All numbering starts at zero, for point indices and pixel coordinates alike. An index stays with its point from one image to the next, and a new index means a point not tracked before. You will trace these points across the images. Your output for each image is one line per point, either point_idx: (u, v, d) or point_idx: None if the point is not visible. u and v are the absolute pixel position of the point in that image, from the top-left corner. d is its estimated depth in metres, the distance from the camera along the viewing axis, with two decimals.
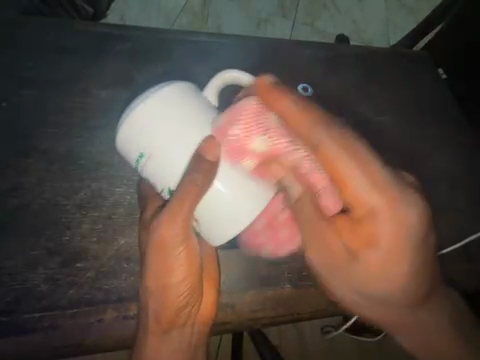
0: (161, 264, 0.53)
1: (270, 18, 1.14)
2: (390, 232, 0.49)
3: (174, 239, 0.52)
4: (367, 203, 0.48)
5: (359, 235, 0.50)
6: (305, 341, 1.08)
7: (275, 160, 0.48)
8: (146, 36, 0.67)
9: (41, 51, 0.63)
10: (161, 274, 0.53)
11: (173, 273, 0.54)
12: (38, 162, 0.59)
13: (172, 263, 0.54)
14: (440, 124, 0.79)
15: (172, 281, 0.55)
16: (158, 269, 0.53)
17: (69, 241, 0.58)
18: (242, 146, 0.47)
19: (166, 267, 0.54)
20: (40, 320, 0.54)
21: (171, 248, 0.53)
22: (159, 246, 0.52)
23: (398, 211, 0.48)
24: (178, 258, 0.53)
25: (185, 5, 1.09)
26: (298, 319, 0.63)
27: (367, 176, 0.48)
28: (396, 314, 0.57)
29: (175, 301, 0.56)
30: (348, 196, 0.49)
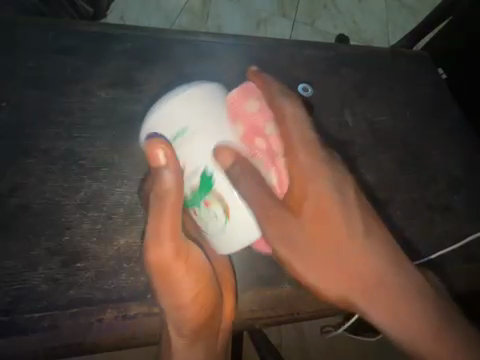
0: (169, 277, 0.51)
1: (271, 17, 1.14)
2: (320, 183, 0.50)
3: (179, 252, 0.50)
4: (303, 160, 0.49)
5: (304, 197, 0.50)
6: (304, 340, 1.08)
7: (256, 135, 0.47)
8: (146, 36, 0.67)
9: (41, 51, 0.63)
10: (172, 295, 0.52)
11: (184, 292, 0.52)
12: (38, 162, 0.59)
13: (184, 284, 0.52)
14: (440, 124, 0.79)
15: (184, 295, 0.52)
16: (170, 290, 0.51)
17: (69, 241, 0.58)
18: (236, 115, 0.47)
19: (177, 288, 0.52)
20: (40, 320, 0.55)
21: (177, 268, 0.51)
22: (162, 269, 0.50)
23: (319, 159, 0.50)
24: (186, 275, 0.51)
25: (185, 5, 1.09)
26: (297, 319, 0.63)
27: (299, 134, 0.50)
28: (374, 295, 0.52)
29: (194, 319, 0.54)
30: (291, 156, 0.49)
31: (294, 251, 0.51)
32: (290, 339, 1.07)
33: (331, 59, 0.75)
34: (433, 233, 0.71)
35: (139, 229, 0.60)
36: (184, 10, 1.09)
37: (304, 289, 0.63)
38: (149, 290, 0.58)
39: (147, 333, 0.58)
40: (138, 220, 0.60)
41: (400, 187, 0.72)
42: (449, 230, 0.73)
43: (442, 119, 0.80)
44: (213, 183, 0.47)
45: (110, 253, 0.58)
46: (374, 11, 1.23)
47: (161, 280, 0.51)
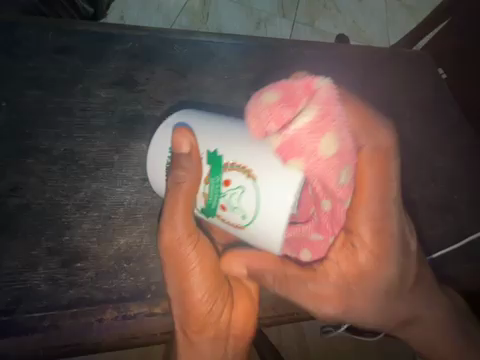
0: (177, 263, 0.53)
1: (270, 17, 1.14)
2: (372, 235, 0.53)
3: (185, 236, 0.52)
4: (367, 206, 0.51)
5: (343, 247, 0.54)
6: (305, 339, 1.08)
7: (293, 152, 0.42)
8: (146, 36, 0.67)
9: (42, 51, 0.63)
10: (179, 276, 0.54)
11: (193, 274, 0.54)
12: (38, 162, 0.59)
13: (190, 264, 0.53)
14: (440, 125, 0.80)
15: (191, 283, 0.54)
16: (176, 267, 0.53)
17: (69, 241, 0.58)
18: (276, 119, 0.45)
19: (185, 269, 0.53)
20: (41, 321, 0.55)
21: (184, 247, 0.52)
22: (172, 248, 0.52)
23: (388, 208, 0.52)
24: (196, 259, 0.53)
25: (185, 5, 1.09)
26: (299, 319, 0.63)
27: (375, 172, 0.51)
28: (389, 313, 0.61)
29: (200, 309, 0.55)
30: (362, 194, 0.51)
31: (326, 280, 0.55)
32: (290, 338, 1.07)
33: (332, 58, 0.75)
34: (431, 232, 0.73)
35: (139, 229, 0.60)
36: (183, 9, 1.09)
37: None
38: (149, 290, 0.59)
39: (147, 331, 0.59)
40: (138, 220, 0.60)
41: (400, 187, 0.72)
42: (447, 232, 0.74)
43: (441, 120, 0.80)
44: (221, 158, 0.46)
45: (110, 253, 0.58)
46: (375, 10, 1.22)
47: (169, 257, 0.53)
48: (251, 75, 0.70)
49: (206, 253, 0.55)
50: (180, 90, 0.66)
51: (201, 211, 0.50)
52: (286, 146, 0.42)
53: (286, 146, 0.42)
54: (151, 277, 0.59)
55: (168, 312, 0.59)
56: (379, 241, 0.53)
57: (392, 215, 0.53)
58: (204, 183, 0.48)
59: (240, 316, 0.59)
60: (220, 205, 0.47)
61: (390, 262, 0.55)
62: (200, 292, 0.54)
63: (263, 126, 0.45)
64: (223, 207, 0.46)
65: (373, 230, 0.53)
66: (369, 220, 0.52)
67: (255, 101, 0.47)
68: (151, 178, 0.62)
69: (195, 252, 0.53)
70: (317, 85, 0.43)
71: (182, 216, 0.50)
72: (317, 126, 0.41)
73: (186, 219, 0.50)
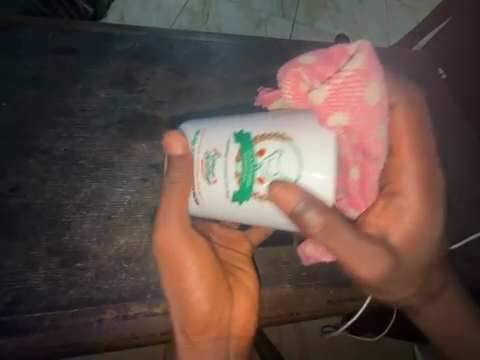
0: (173, 264, 0.51)
1: (270, 17, 1.14)
2: (416, 188, 0.53)
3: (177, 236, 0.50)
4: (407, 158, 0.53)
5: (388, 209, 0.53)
6: (304, 339, 1.08)
7: (339, 98, 0.42)
8: (146, 36, 0.67)
9: (41, 51, 0.63)
10: (175, 276, 0.51)
11: (192, 273, 0.52)
12: (38, 162, 0.59)
13: (190, 264, 0.51)
14: (441, 124, 0.79)
15: (187, 282, 0.52)
16: (176, 267, 0.51)
17: (69, 241, 0.58)
18: (317, 74, 0.45)
19: (181, 269, 0.51)
20: (41, 320, 0.55)
21: (184, 245, 0.51)
22: (167, 249, 0.51)
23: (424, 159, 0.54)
24: (195, 258, 0.52)
25: (185, 5, 1.09)
26: (297, 319, 0.63)
27: (409, 127, 0.53)
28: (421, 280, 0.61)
29: (203, 310, 0.53)
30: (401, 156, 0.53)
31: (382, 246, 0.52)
32: (290, 338, 1.07)
33: None
34: None
35: (139, 229, 0.60)
36: (183, 9, 1.09)
37: (304, 290, 0.63)
38: (149, 290, 0.58)
39: (146, 332, 0.58)
40: (138, 220, 0.60)
41: None
42: (449, 231, 0.73)
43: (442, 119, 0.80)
44: (249, 135, 0.45)
45: (110, 253, 0.58)
46: (375, 10, 1.22)
47: (165, 258, 0.51)
48: (251, 76, 0.70)
49: (203, 254, 0.53)
50: (180, 90, 0.66)
51: (233, 200, 0.46)
52: (325, 106, 0.42)
53: (325, 105, 0.42)
54: (151, 277, 0.59)
55: (168, 312, 0.58)
56: (423, 194, 0.54)
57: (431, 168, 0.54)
58: (234, 162, 0.45)
59: (242, 314, 0.57)
60: (257, 179, 0.44)
61: (432, 218, 0.55)
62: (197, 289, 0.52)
63: (303, 86, 0.45)
64: (259, 181, 0.44)
65: (418, 194, 0.53)
66: (410, 173, 0.53)
67: (296, 58, 0.47)
68: (151, 178, 0.62)
69: (190, 251, 0.51)
70: (353, 50, 0.44)
71: (179, 213, 0.50)
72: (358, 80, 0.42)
73: (182, 217, 0.50)
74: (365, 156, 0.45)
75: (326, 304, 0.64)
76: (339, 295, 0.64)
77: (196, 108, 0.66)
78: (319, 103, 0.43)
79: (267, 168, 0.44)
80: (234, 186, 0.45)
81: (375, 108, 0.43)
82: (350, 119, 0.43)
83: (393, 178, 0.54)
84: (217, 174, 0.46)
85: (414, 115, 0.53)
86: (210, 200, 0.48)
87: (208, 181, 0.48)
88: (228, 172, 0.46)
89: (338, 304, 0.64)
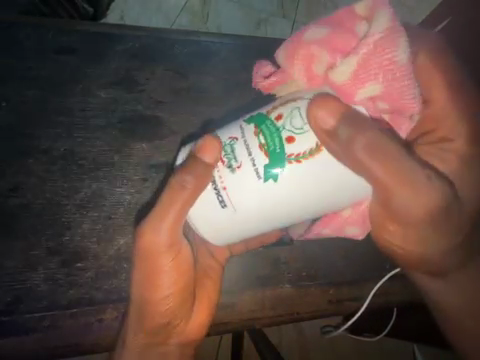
0: (151, 267, 0.51)
1: (270, 17, 1.14)
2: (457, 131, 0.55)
3: (161, 245, 0.49)
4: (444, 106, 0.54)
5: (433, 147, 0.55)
6: (304, 338, 1.08)
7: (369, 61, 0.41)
8: (146, 36, 0.67)
9: (41, 51, 0.63)
10: (150, 280, 0.51)
11: (163, 283, 0.51)
12: (38, 162, 0.59)
13: (164, 276, 0.51)
14: None
15: (161, 291, 0.52)
16: (151, 275, 0.51)
17: (69, 241, 0.58)
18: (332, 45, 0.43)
19: (156, 274, 0.51)
20: (41, 321, 0.54)
21: (162, 256, 0.50)
22: (150, 252, 0.50)
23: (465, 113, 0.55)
24: (170, 270, 0.51)
25: (185, 5, 1.09)
26: (298, 319, 0.63)
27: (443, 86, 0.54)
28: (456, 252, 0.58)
29: (162, 320, 0.53)
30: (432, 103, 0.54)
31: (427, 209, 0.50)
32: (290, 338, 1.08)
33: None
34: None
35: None
36: (183, 10, 1.09)
37: (304, 289, 0.63)
38: None
39: None
40: (138, 220, 0.60)
41: None
42: None
43: None
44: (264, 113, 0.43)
45: (110, 253, 0.58)
46: None
47: (144, 260, 0.50)
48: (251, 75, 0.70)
49: (181, 266, 0.52)
50: (180, 90, 0.66)
51: (265, 178, 0.42)
52: (351, 81, 0.42)
53: (350, 83, 0.42)
54: None
55: None
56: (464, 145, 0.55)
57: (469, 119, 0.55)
58: (256, 135, 0.42)
59: (197, 328, 0.57)
60: (286, 139, 0.41)
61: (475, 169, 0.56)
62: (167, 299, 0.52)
63: (317, 70, 0.44)
64: (289, 140, 0.41)
65: (465, 142, 0.55)
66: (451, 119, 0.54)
67: (300, 34, 0.46)
68: (151, 178, 0.62)
69: (170, 260, 0.51)
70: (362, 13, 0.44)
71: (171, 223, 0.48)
72: (386, 46, 0.40)
73: (172, 228, 0.49)
74: (397, 116, 0.44)
75: (326, 304, 0.64)
76: (339, 295, 0.64)
77: (196, 108, 0.66)
78: (343, 80, 0.42)
79: (295, 127, 0.42)
80: (262, 160, 0.42)
81: (404, 68, 0.41)
82: (382, 88, 0.42)
83: (434, 127, 0.55)
84: (239, 157, 0.43)
85: (437, 61, 0.54)
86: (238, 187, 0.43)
87: (232, 171, 0.43)
88: (251, 147, 0.42)
89: (338, 304, 0.64)
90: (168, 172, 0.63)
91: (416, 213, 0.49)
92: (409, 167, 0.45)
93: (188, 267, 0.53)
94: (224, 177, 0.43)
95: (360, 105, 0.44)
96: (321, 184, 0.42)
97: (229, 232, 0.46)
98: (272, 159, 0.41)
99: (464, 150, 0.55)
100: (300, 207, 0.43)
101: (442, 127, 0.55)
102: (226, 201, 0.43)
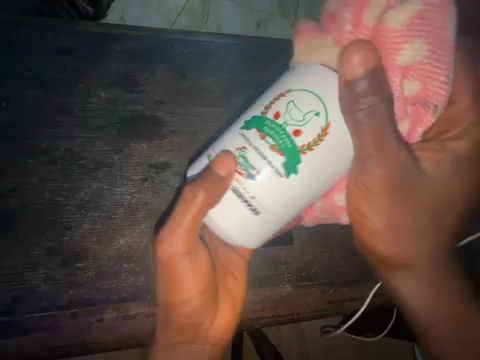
0: (171, 276, 0.51)
1: (270, 17, 1.14)
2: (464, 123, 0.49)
3: (178, 254, 0.49)
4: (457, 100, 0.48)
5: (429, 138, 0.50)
6: (305, 338, 1.08)
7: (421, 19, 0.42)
8: (146, 36, 0.67)
9: (42, 51, 0.63)
10: (171, 287, 0.52)
11: (183, 286, 0.51)
12: (38, 162, 0.59)
13: (185, 279, 0.51)
14: None
15: (181, 295, 0.52)
16: (172, 278, 0.51)
17: (69, 241, 0.58)
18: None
19: (177, 282, 0.51)
20: (41, 320, 0.54)
21: (180, 262, 0.50)
22: (166, 262, 0.50)
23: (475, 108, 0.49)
24: (189, 273, 0.51)
25: (185, 5, 1.09)
26: (298, 319, 0.63)
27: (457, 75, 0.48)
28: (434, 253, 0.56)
29: (185, 321, 0.54)
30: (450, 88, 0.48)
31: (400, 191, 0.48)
32: (290, 339, 1.08)
33: None
34: None
35: (138, 229, 0.60)
36: (184, 10, 1.09)
37: (304, 289, 0.63)
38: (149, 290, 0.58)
39: (148, 333, 0.58)
40: (138, 220, 0.60)
41: None
42: None
43: None
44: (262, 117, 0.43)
45: (110, 253, 0.58)
46: None
47: (164, 270, 0.51)
48: (251, 76, 0.70)
49: (200, 268, 0.52)
50: (179, 90, 0.66)
51: (286, 173, 0.42)
52: (403, 32, 0.42)
53: (393, 39, 0.43)
54: (151, 277, 0.59)
55: None
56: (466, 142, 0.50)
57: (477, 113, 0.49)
58: (265, 137, 0.42)
59: (224, 328, 0.57)
60: (293, 133, 0.41)
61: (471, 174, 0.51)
62: (192, 301, 0.53)
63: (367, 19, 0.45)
64: (297, 132, 0.41)
65: (468, 138, 0.50)
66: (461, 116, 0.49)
67: None
68: (151, 178, 0.62)
69: (188, 268, 0.51)
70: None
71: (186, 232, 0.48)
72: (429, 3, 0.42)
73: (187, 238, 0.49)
74: (423, 105, 0.45)
75: (325, 304, 0.64)
76: (339, 295, 0.64)
77: (196, 108, 0.66)
78: (394, 26, 0.42)
79: (296, 119, 0.41)
80: (277, 161, 0.42)
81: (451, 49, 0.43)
82: (426, 53, 0.42)
83: (445, 119, 0.49)
84: (255, 164, 0.43)
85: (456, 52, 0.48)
86: (262, 189, 0.42)
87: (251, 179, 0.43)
88: (261, 151, 0.42)
89: (339, 304, 0.64)
90: (167, 172, 0.63)
91: (378, 183, 0.47)
92: (387, 150, 0.45)
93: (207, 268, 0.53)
94: (247, 185, 0.43)
95: (393, 73, 0.44)
96: (308, 177, 0.42)
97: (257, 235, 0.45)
98: (288, 157, 0.41)
99: (465, 150, 0.50)
100: (285, 204, 0.43)
101: (456, 126, 0.50)
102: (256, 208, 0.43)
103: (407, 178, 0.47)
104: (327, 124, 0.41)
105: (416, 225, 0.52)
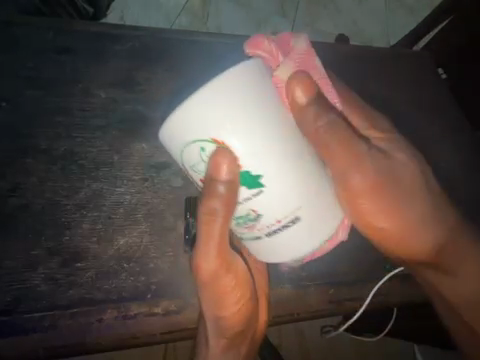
0: (213, 291, 0.53)
1: (270, 17, 1.16)
2: (384, 129, 0.56)
3: (215, 267, 0.51)
4: (372, 134, 0.55)
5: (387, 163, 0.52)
6: (305, 339, 1.08)
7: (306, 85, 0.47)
8: (146, 37, 0.68)
9: (41, 51, 0.63)
10: (216, 304, 0.54)
11: (229, 300, 0.54)
12: (38, 161, 0.59)
13: (231, 294, 0.54)
14: (441, 121, 0.80)
15: (224, 306, 0.55)
16: (215, 303, 0.54)
17: (69, 241, 0.57)
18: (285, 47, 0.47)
19: (221, 299, 0.54)
20: (41, 320, 0.54)
21: (218, 278, 0.52)
22: (211, 278, 0.52)
23: (409, 157, 0.54)
24: (230, 290, 0.54)
25: (185, 5, 1.10)
26: (298, 319, 0.63)
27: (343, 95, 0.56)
28: (418, 237, 0.55)
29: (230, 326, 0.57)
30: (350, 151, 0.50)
31: (368, 181, 0.51)
32: (290, 339, 1.07)
33: (332, 59, 0.76)
34: None
35: (138, 229, 0.60)
36: (184, 10, 1.10)
37: (304, 289, 0.63)
38: (149, 290, 0.58)
39: (147, 332, 0.57)
40: (138, 220, 0.60)
41: None
42: None
43: (439, 119, 0.80)
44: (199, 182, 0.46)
45: (110, 253, 0.58)
46: (373, 14, 1.26)
47: (208, 288, 0.53)
48: None
49: (240, 279, 0.54)
50: (179, 90, 0.67)
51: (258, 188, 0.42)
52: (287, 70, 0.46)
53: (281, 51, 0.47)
54: (152, 277, 0.58)
55: (168, 312, 0.58)
56: (390, 135, 0.55)
57: (412, 153, 0.54)
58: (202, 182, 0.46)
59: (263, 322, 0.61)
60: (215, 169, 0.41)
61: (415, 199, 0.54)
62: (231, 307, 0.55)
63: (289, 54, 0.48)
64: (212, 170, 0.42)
65: (380, 132, 0.55)
66: (372, 120, 0.56)
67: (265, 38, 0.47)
68: (151, 178, 0.62)
69: (229, 278, 0.53)
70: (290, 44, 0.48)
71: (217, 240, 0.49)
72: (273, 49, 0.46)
73: (220, 247, 0.50)
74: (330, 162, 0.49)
75: (325, 304, 0.64)
76: (339, 295, 0.64)
77: None
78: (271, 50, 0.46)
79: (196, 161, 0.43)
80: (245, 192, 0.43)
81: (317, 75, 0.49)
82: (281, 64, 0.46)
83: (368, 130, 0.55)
84: (242, 211, 0.44)
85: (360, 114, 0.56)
86: (267, 210, 0.43)
87: (256, 220, 0.44)
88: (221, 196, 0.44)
89: (339, 304, 0.64)
90: (167, 171, 0.63)
91: (366, 190, 0.51)
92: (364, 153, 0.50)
93: (244, 278, 0.55)
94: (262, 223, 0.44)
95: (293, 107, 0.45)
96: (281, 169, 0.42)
97: (309, 235, 0.45)
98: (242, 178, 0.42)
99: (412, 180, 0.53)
100: (295, 191, 0.42)
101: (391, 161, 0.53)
102: (289, 219, 0.43)
103: (359, 137, 0.51)
104: (214, 139, 0.40)
105: (384, 224, 0.54)
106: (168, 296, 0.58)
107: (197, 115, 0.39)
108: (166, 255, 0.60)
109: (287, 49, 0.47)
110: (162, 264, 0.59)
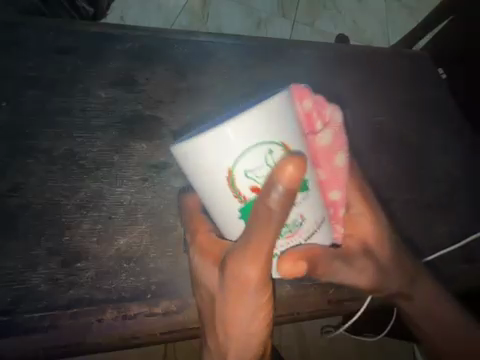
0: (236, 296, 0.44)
1: (271, 17, 1.17)
2: (361, 215, 0.55)
3: (247, 277, 0.42)
4: (352, 209, 0.55)
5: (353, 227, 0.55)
6: (305, 339, 1.08)
7: (330, 156, 0.51)
8: (146, 37, 0.68)
9: (42, 51, 0.64)
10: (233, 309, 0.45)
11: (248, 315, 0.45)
12: (38, 161, 0.59)
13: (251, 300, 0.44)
14: (440, 121, 0.80)
15: (242, 318, 0.46)
16: (234, 305, 0.45)
17: (69, 241, 0.57)
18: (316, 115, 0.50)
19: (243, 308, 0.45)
20: (41, 320, 0.54)
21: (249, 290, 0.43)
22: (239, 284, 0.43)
23: (372, 208, 0.56)
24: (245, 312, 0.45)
25: (185, 5, 1.10)
26: (298, 318, 0.63)
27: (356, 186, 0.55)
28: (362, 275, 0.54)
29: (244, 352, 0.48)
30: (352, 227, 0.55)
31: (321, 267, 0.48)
32: (290, 338, 1.07)
33: (332, 59, 0.76)
34: (432, 235, 0.71)
35: (138, 229, 0.60)
36: (183, 9, 1.10)
37: (304, 289, 0.62)
38: (149, 290, 0.58)
39: (147, 332, 0.57)
40: (138, 220, 0.60)
41: (398, 186, 0.72)
42: (449, 231, 0.72)
43: (439, 119, 0.80)
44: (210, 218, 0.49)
45: (110, 253, 0.58)
46: (373, 13, 1.26)
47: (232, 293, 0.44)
48: (251, 75, 0.71)
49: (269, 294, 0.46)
50: (179, 90, 0.67)
51: None
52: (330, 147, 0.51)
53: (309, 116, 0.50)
54: (152, 277, 0.58)
55: (168, 312, 0.58)
56: (368, 229, 0.55)
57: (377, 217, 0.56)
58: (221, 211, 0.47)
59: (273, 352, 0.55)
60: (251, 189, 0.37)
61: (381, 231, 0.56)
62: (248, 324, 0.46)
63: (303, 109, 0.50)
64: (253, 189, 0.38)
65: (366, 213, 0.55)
66: (354, 211, 0.55)
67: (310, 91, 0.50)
68: (151, 178, 0.62)
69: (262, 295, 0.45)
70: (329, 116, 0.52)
71: (258, 258, 0.41)
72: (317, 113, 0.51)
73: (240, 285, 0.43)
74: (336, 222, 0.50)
75: (326, 304, 0.63)
76: (339, 295, 0.64)
77: (196, 107, 0.67)
78: (337, 122, 0.52)
79: None
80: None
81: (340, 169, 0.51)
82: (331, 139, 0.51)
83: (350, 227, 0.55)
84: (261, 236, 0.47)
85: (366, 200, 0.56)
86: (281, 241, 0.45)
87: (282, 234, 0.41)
88: None
89: (338, 304, 0.64)
90: (167, 171, 0.63)
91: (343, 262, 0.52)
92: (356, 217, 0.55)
93: (268, 301, 0.46)
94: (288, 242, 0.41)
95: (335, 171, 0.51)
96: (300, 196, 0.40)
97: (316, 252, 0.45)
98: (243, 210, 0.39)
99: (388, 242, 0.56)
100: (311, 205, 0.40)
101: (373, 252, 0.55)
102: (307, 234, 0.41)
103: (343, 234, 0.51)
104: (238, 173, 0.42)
105: (360, 266, 0.54)
106: (168, 296, 0.58)
107: (214, 145, 0.35)
108: (166, 255, 0.60)
109: (322, 105, 0.51)
110: (162, 264, 0.59)
